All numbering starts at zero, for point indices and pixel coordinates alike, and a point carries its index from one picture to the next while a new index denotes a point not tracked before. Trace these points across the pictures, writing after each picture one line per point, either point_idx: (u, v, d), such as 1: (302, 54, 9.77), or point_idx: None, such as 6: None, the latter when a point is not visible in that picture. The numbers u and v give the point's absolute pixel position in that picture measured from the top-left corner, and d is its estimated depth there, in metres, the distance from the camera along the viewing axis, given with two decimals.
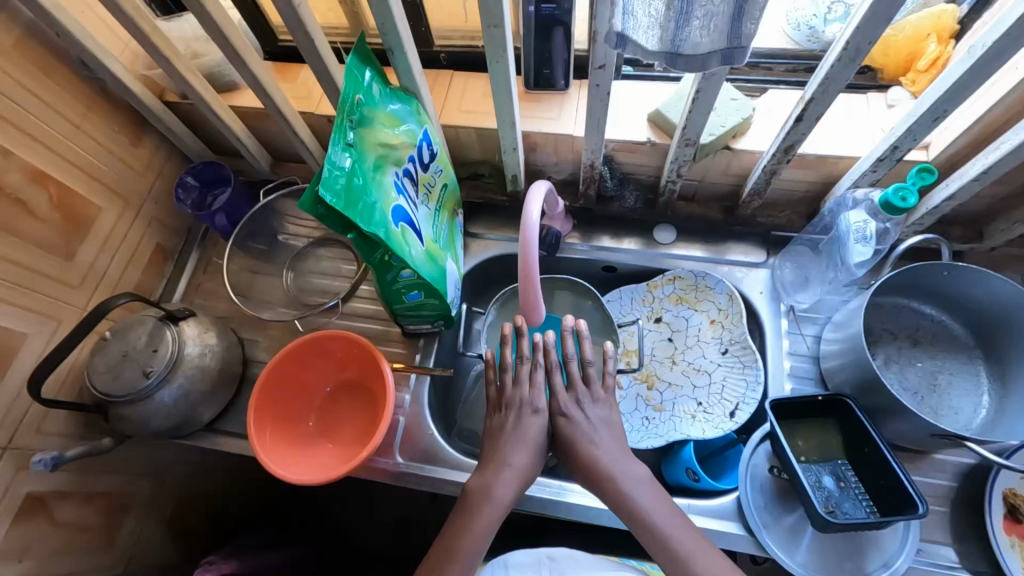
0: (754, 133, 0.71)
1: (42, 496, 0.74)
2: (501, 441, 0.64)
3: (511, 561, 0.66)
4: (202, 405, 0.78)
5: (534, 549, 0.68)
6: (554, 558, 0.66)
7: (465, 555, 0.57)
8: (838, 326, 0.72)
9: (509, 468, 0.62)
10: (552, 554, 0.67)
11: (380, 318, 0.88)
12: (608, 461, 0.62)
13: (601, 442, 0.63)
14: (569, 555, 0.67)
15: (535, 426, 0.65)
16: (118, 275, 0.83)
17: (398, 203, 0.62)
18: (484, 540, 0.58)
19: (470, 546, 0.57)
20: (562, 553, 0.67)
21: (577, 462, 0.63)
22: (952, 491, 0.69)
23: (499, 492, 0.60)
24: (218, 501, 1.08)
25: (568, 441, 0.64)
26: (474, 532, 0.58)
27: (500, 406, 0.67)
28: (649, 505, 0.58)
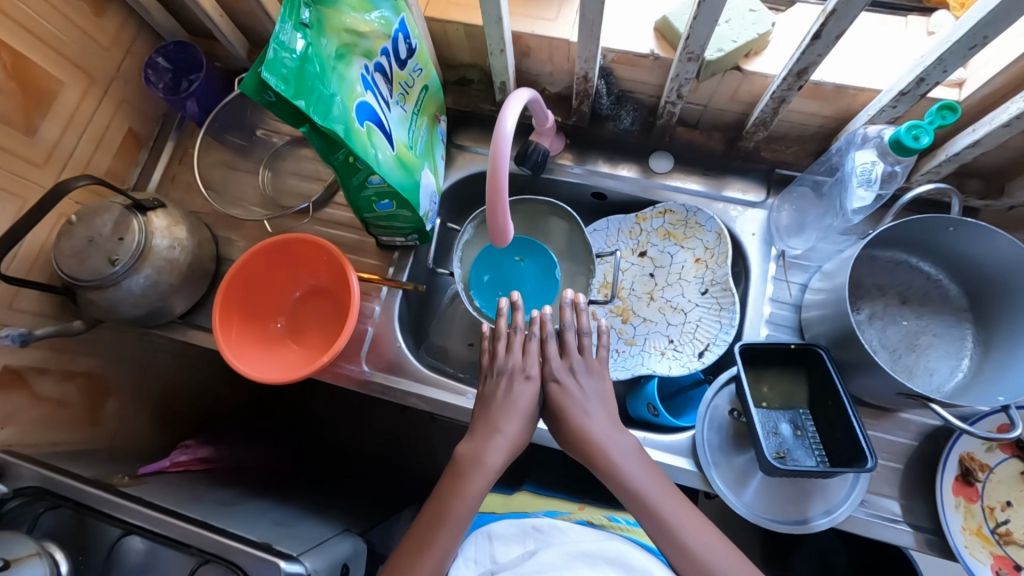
0: (769, 53, 0.63)
1: (18, 370, 0.76)
2: (494, 409, 0.62)
3: (495, 533, 0.61)
4: (173, 297, 0.78)
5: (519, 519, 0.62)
6: (539, 529, 0.61)
7: (454, 517, 0.56)
8: (826, 275, 0.69)
9: (499, 435, 0.61)
10: (538, 525, 0.61)
11: (355, 227, 0.84)
12: (598, 429, 0.60)
13: (590, 412, 0.62)
14: (557, 526, 0.61)
15: (526, 394, 0.63)
16: (87, 158, 0.80)
17: (363, 100, 0.57)
18: (475, 504, 0.58)
19: (460, 508, 0.57)
20: (547, 522, 0.61)
21: (565, 433, 0.62)
22: (909, 450, 0.68)
23: (488, 459, 0.59)
24: (202, 391, 1.12)
25: (558, 409, 0.62)
26: (464, 496, 0.57)
27: (490, 372, 0.65)
28: (636, 474, 0.58)
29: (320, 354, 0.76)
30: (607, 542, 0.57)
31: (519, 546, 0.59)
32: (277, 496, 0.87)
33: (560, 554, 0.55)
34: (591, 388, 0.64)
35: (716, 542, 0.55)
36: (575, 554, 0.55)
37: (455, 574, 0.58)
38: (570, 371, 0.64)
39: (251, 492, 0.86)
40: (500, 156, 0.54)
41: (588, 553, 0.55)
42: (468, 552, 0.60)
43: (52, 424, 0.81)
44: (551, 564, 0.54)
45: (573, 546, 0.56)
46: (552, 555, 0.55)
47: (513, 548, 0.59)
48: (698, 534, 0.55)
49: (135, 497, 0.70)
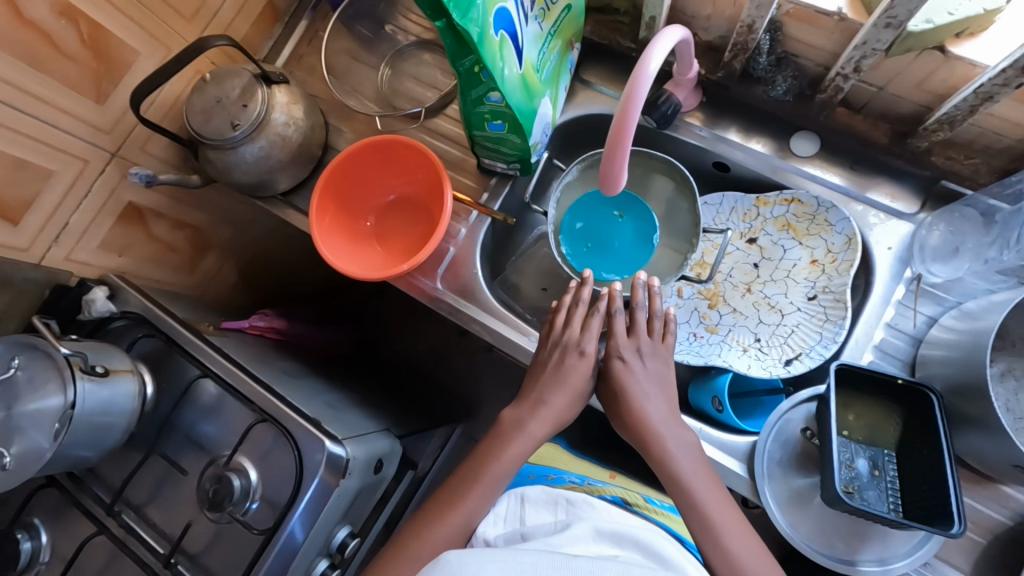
0: (986, 38, 0.52)
1: (142, 209, 0.82)
2: (545, 380, 0.63)
3: (528, 496, 0.59)
4: (279, 173, 0.81)
5: (554, 489, 0.59)
6: (572, 502, 0.57)
7: (489, 477, 0.59)
8: (966, 315, 0.60)
9: (544, 407, 0.63)
10: (571, 498, 0.57)
11: (460, 143, 0.83)
12: (659, 419, 0.61)
13: (652, 402, 0.61)
14: (590, 503, 0.57)
15: (580, 369, 0.63)
16: (229, 21, 0.82)
17: (503, 6, 0.53)
18: (514, 467, 0.60)
19: (497, 470, 0.60)
20: (581, 496, 0.57)
21: (622, 416, 0.62)
22: (1000, 528, 0.60)
23: (531, 427, 0.62)
24: (285, 270, 1.19)
25: (619, 390, 0.62)
26: (503, 458, 0.60)
27: (547, 342, 0.66)
28: (690, 471, 0.58)
29: (401, 261, 0.77)
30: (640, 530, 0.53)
31: (549, 514, 0.57)
32: (333, 381, 0.93)
33: (589, 529, 0.52)
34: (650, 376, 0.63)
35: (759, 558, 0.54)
36: (605, 533, 0.52)
37: (483, 531, 0.57)
38: (634, 350, 0.63)
39: (312, 371, 0.92)
40: (636, 87, 0.49)
41: (619, 534, 0.52)
42: (498, 511, 0.59)
43: (159, 263, 0.89)
44: (579, 540, 0.51)
45: (603, 524, 0.53)
46: (581, 529, 0.52)
47: (544, 515, 0.57)
48: (742, 545, 0.54)
49: (216, 346, 0.77)
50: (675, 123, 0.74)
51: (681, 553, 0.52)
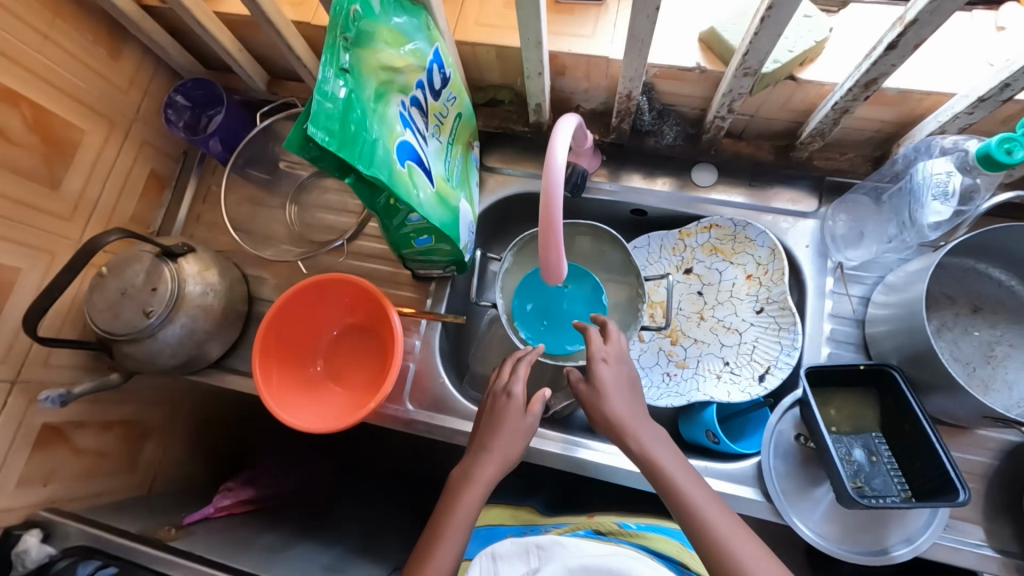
0: (826, 60, 0.59)
1: (59, 426, 0.74)
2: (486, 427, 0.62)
3: (497, 553, 0.56)
4: (208, 342, 0.76)
5: (523, 540, 0.57)
6: (543, 546, 0.55)
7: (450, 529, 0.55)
8: (890, 288, 0.65)
9: (487, 450, 0.60)
10: (542, 544, 0.56)
11: (388, 259, 0.82)
12: (637, 427, 0.58)
13: (627, 411, 0.59)
14: (559, 542, 0.55)
15: (512, 409, 0.62)
16: (112, 204, 0.77)
17: (404, 139, 0.54)
18: (470, 518, 0.56)
19: (457, 519, 0.56)
20: (552, 540, 0.56)
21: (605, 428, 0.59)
22: (990, 470, 0.65)
23: (479, 471, 0.59)
24: (236, 427, 1.10)
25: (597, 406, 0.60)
26: (457, 511, 0.56)
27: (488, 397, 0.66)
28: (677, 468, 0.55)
29: (365, 396, 0.73)
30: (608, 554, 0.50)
31: (521, 564, 0.54)
32: (323, 536, 0.86)
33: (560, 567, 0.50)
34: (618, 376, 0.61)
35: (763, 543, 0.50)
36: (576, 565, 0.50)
37: None
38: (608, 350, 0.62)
39: (298, 533, 0.84)
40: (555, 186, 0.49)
41: (588, 565, 0.49)
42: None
43: (93, 474, 0.79)
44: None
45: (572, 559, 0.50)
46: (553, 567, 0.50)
47: (517, 567, 0.53)
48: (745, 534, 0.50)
49: (183, 550, 0.67)
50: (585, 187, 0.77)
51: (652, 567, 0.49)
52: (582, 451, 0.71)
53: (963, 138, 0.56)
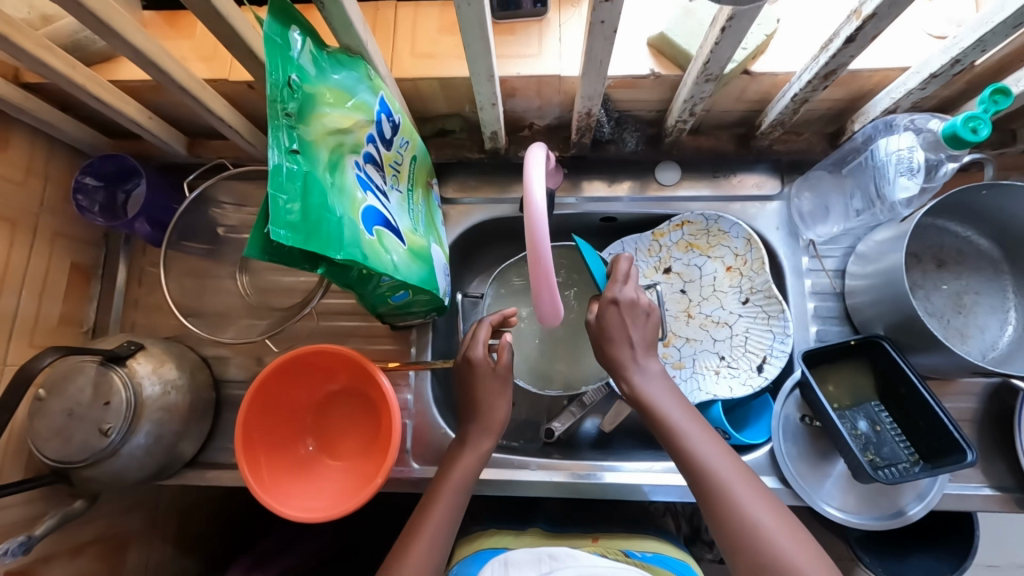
0: (775, 51, 0.59)
1: (23, 569, 0.65)
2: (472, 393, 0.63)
3: (511, 559, 0.58)
4: (180, 443, 0.69)
5: (536, 549, 0.59)
6: (555, 556, 0.57)
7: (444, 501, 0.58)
8: (862, 259, 0.67)
9: (485, 415, 0.63)
10: (554, 553, 0.57)
11: (360, 313, 0.78)
12: (685, 427, 0.57)
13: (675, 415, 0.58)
14: (573, 553, 0.56)
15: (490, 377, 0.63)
16: (34, 312, 0.68)
17: (368, 203, 0.49)
18: (467, 482, 0.60)
19: (457, 480, 0.60)
20: (564, 551, 0.57)
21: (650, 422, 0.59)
22: (978, 413, 0.68)
23: (477, 438, 0.63)
24: (222, 510, 1.02)
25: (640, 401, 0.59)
26: (459, 470, 0.61)
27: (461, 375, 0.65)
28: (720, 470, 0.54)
29: (365, 464, 0.69)
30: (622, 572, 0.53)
31: (533, 570, 0.55)
32: None
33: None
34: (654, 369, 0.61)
35: (799, 545, 0.50)
36: None
37: None
38: (626, 297, 0.60)
39: None
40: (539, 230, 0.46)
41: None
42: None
43: None
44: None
45: (586, 569, 0.53)
46: None
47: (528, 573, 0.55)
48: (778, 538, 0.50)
49: None
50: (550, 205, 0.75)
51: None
52: (599, 474, 0.69)
53: (922, 116, 0.58)
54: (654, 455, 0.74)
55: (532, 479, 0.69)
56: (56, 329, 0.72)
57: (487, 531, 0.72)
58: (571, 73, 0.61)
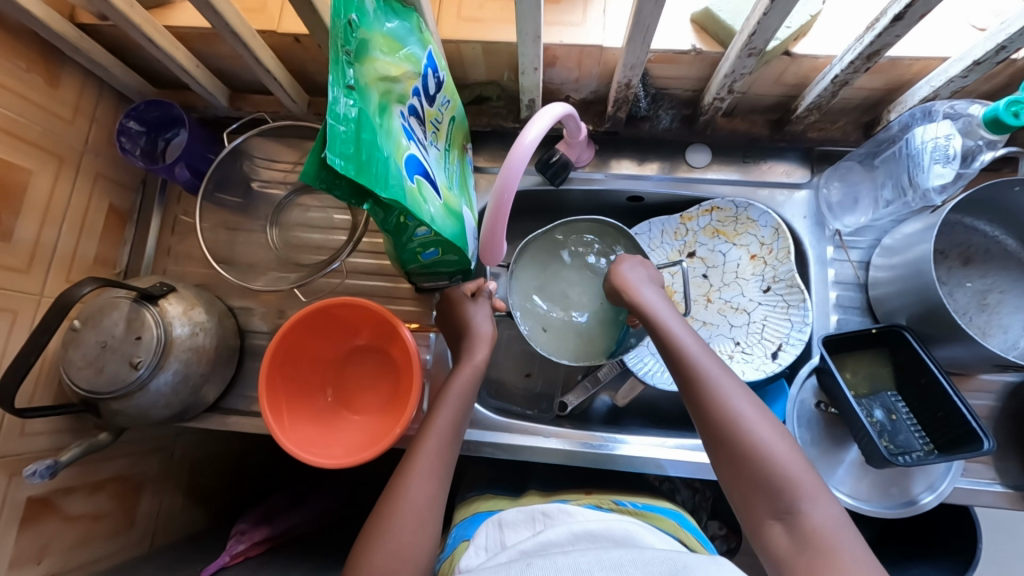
0: (818, 33, 0.60)
1: (46, 496, 0.67)
2: (468, 312, 0.67)
3: (505, 521, 0.57)
4: (203, 387, 0.71)
5: (528, 507, 0.58)
6: (548, 515, 0.56)
7: (441, 418, 0.60)
8: (889, 251, 0.67)
9: (479, 331, 0.66)
10: (547, 510, 0.56)
11: (386, 274, 0.79)
12: (738, 399, 0.54)
13: (670, 323, 0.60)
14: (566, 511, 0.56)
15: (482, 311, 0.67)
16: (72, 249, 0.70)
17: (410, 152, 0.50)
18: (467, 395, 0.62)
19: (457, 390, 0.62)
20: (556, 508, 0.57)
21: (682, 383, 0.57)
22: (995, 411, 0.68)
23: (478, 357, 0.64)
24: (232, 464, 1.03)
25: (672, 356, 0.58)
26: (456, 389, 0.62)
27: (453, 314, 0.68)
28: (783, 458, 0.50)
29: (383, 419, 0.70)
30: (616, 522, 0.52)
31: (527, 530, 0.54)
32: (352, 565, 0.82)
33: (566, 534, 0.51)
34: (639, 275, 0.65)
35: (776, 437, 0.52)
36: (581, 533, 0.50)
37: (466, 561, 0.53)
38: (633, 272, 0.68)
39: (325, 565, 0.79)
40: (514, 167, 0.50)
41: (595, 532, 0.50)
42: (478, 543, 0.55)
43: (90, 543, 0.72)
44: (555, 546, 0.49)
45: (580, 526, 0.51)
46: (558, 533, 0.51)
47: (523, 534, 0.54)
48: (810, 495, 0.49)
49: None
50: (569, 175, 0.76)
51: (653, 535, 0.52)
52: (607, 444, 0.70)
53: (961, 102, 0.60)
54: (665, 432, 0.75)
55: (544, 446, 0.71)
56: (90, 267, 0.74)
57: (482, 496, 0.73)
58: (614, 44, 0.62)
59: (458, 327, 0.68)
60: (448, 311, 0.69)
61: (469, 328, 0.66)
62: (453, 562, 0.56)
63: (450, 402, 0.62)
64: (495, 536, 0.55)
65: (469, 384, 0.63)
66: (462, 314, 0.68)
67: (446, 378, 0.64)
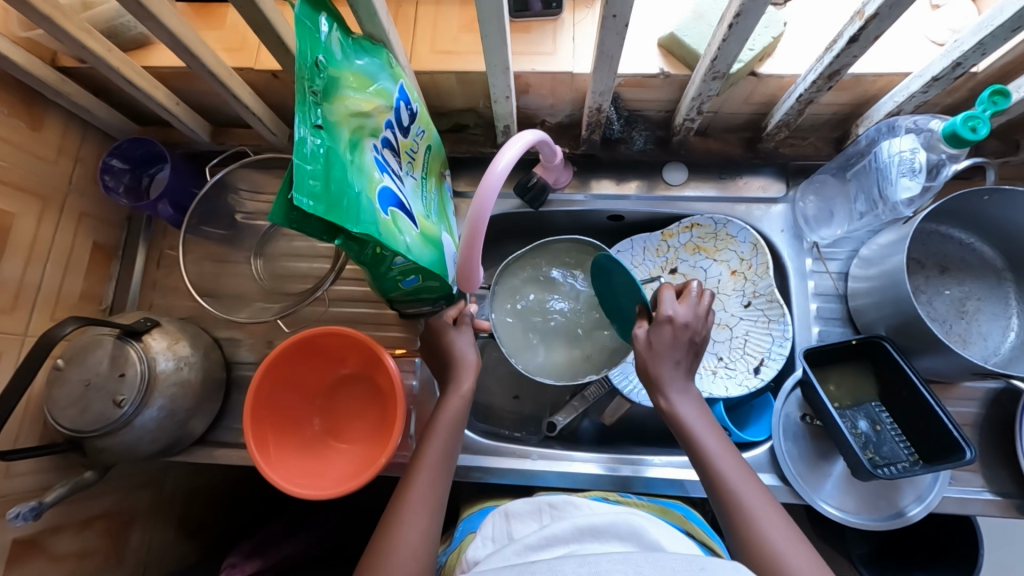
0: (782, 54, 0.61)
1: (32, 536, 0.66)
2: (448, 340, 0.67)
3: (511, 511, 0.55)
4: (190, 420, 0.70)
5: (536, 498, 0.55)
6: (556, 507, 0.53)
7: (433, 448, 0.60)
8: (866, 262, 0.68)
9: (462, 360, 0.65)
10: (554, 502, 0.54)
11: (371, 301, 0.80)
12: (768, 521, 0.51)
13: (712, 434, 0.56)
14: (574, 503, 0.53)
15: (464, 336, 0.67)
16: (57, 287, 0.71)
17: (383, 185, 0.51)
18: (460, 418, 0.63)
19: (445, 417, 0.62)
20: (564, 499, 0.54)
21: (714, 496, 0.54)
22: (980, 418, 0.68)
23: (464, 386, 0.64)
24: (224, 494, 1.03)
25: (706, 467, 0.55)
26: (444, 422, 0.62)
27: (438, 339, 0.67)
28: None
29: (371, 447, 0.70)
30: (621, 514, 0.48)
31: (534, 522, 0.52)
32: None
33: (570, 529, 0.48)
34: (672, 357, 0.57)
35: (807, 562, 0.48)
36: (585, 529, 0.47)
37: (470, 555, 0.51)
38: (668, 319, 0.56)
39: None
40: (488, 191, 0.50)
41: (599, 527, 0.47)
42: (485, 533, 0.54)
43: None
44: (559, 542, 0.46)
45: (585, 520, 0.48)
46: (561, 528, 0.48)
47: (530, 526, 0.52)
48: None
49: None
50: (548, 198, 0.77)
51: (660, 529, 0.49)
52: (595, 464, 0.70)
53: (923, 117, 0.61)
54: (655, 449, 0.75)
55: (530, 468, 0.71)
56: (75, 305, 0.74)
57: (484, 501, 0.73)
58: (584, 70, 0.63)
59: (442, 355, 0.67)
60: (432, 341, 0.68)
61: (450, 355, 0.66)
62: (460, 553, 0.56)
63: (439, 434, 0.61)
64: (502, 529, 0.53)
65: (457, 415, 0.62)
66: (444, 342, 0.67)
67: (433, 411, 0.63)
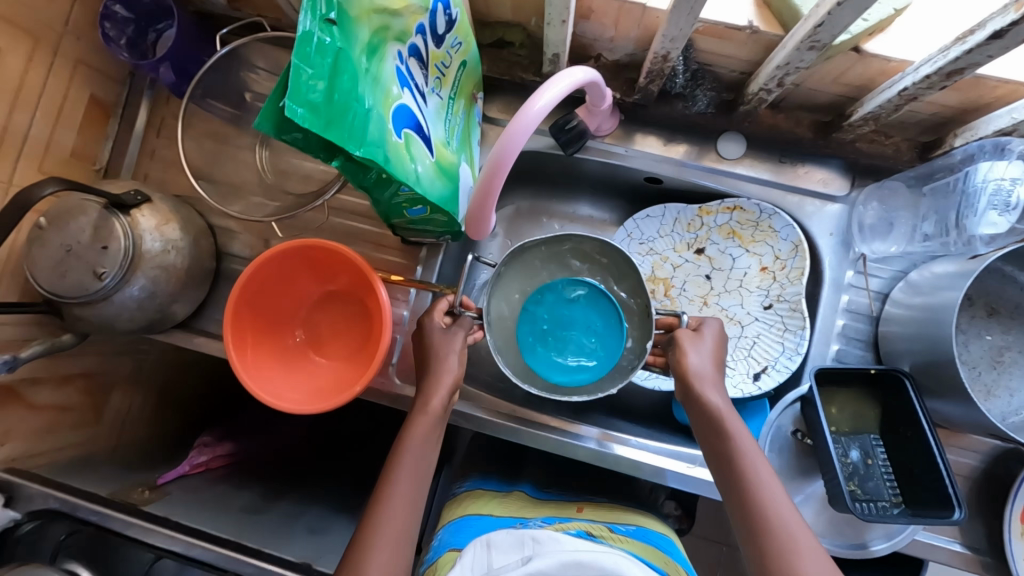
0: (896, 33, 0.51)
1: (10, 384, 0.67)
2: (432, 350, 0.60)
3: (493, 541, 0.52)
4: (173, 303, 0.68)
5: (518, 529, 0.54)
6: (538, 540, 0.51)
7: (403, 471, 0.55)
8: (913, 289, 0.62)
9: (444, 374, 0.59)
10: (537, 535, 0.52)
11: (373, 218, 0.75)
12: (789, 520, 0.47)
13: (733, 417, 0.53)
14: (555, 536, 0.52)
15: (455, 340, 0.61)
16: (47, 138, 0.66)
17: (401, 102, 0.44)
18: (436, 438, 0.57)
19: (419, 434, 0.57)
20: (546, 533, 0.52)
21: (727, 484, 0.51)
22: (976, 472, 0.65)
23: (434, 402, 0.58)
24: (207, 372, 1.04)
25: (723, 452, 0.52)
26: (414, 439, 0.56)
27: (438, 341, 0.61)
28: None
29: (350, 369, 0.68)
30: (606, 555, 0.48)
31: (516, 554, 0.50)
32: (310, 491, 0.83)
33: (554, 564, 0.47)
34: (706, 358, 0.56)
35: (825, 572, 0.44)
36: (570, 563, 0.46)
37: None
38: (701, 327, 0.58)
39: (279, 496, 0.80)
40: (517, 132, 0.45)
41: (585, 563, 0.46)
42: (464, 562, 0.51)
43: (55, 432, 0.73)
44: None
45: (569, 555, 0.47)
46: (546, 563, 0.47)
47: (510, 556, 0.50)
48: None
49: (159, 518, 0.62)
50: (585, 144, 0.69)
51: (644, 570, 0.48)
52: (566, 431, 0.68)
53: None
54: (634, 429, 0.73)
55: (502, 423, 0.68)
56: (67, 161, 0.69)
57: (468, 492, 0.71)
58: (660, 6, 0.54)
59: (422, 354, 0.61)
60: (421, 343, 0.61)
61: (434, 356, 0.60)
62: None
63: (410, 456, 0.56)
64: (483, 560, 0.50)
65: (430, 433, 0.57)
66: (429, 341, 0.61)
67: (400, 431, 0.57)
